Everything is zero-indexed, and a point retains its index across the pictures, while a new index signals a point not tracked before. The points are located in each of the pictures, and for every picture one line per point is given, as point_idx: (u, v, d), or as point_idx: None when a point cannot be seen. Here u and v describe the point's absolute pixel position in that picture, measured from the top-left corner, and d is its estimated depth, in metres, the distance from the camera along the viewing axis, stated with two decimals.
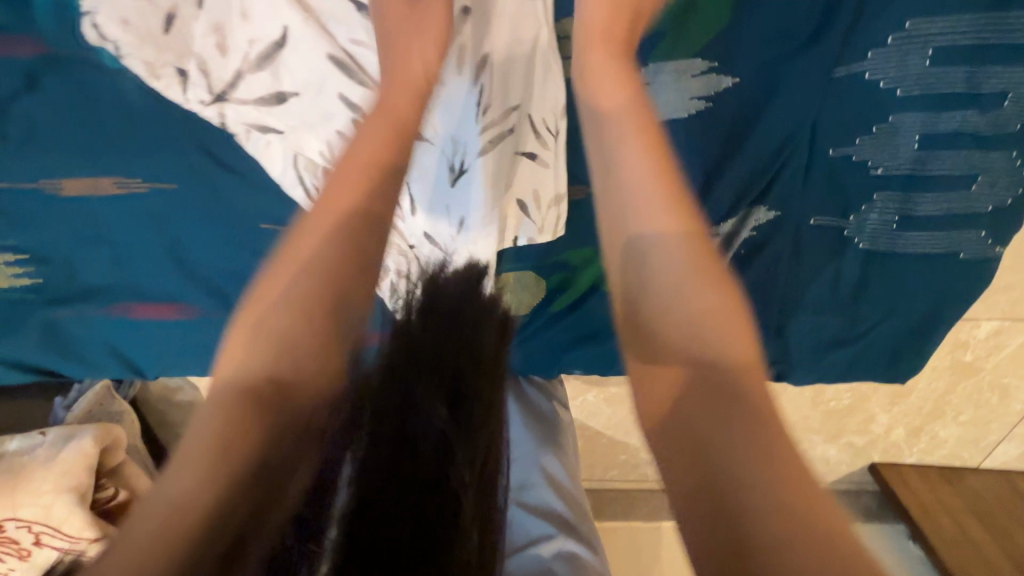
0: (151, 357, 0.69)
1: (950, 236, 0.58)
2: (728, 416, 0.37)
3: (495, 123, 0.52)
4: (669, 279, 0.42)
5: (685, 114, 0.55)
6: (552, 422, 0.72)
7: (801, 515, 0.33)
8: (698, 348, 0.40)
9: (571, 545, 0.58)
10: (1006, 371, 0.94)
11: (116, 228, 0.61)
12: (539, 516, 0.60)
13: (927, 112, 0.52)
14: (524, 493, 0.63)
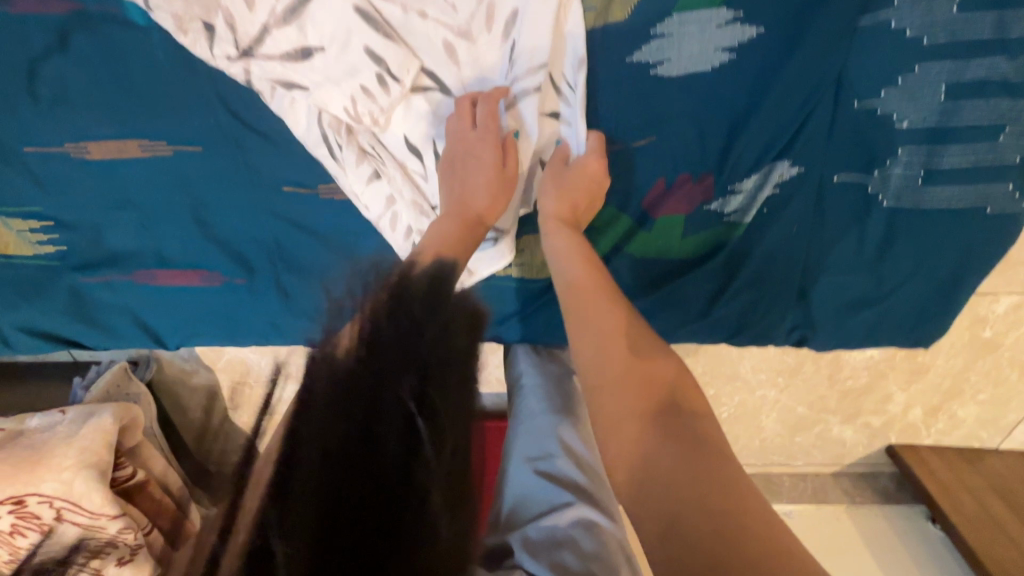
0: (171, 326, 0.69)
1: (976, 189, 0.58)
2: (693, 449, 0.38)
3: (524, 77, 0.53)
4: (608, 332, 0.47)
5: (710, 67, 0.55)
6: (573, 393, 0.68)
7: (740, 515, 0.34)
8: (632, 385, 0.44)
9: (592, 513, 0.53)
10: None
11: (142, 192, 0.62)
12: (555, 484, 0.56)
13: (955, 60, 0.52)
14: (541, 462, 0.59)
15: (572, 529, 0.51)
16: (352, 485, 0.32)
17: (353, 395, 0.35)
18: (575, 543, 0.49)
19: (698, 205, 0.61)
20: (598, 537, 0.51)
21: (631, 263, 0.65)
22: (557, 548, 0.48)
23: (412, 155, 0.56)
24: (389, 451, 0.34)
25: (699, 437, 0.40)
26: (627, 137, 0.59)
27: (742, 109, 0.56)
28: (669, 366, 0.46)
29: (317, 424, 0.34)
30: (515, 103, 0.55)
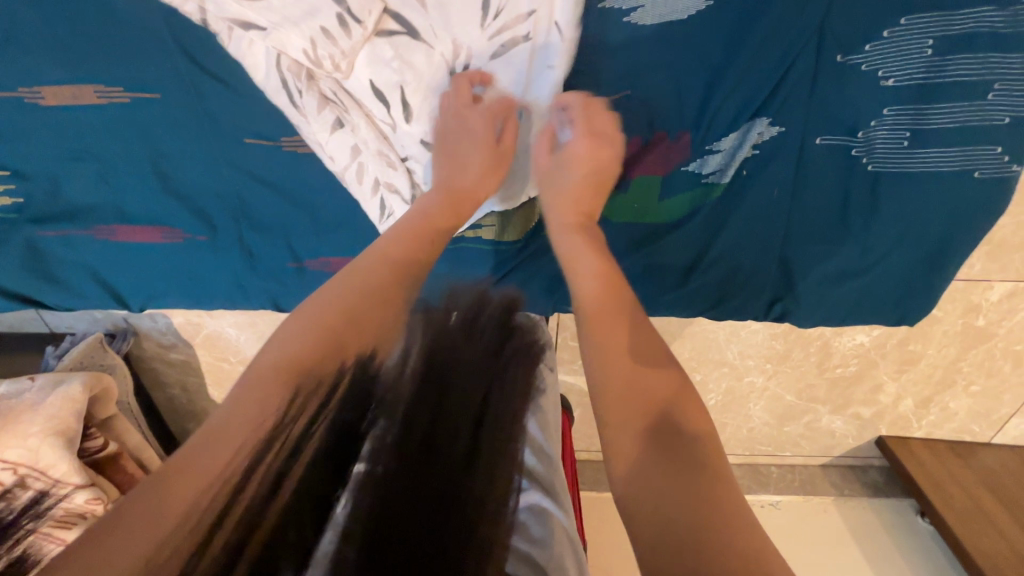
0: (135, 284, 0.68)
1: (965, 153, 0.55)
2: (679, 463, 0.37)
3: (508, 27, 0.51)
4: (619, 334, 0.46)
5: (686, 15, 0.53)
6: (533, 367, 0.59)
7: (739, 539, 0.33)
8: (645, 396, 0.42)
9: (542, 498, 0.48)
10: (1019, 337, 0.90)
11: (99, 141, 0.60)
12: None
13: (940, 10, 0.50)
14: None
15: (524, 512, 0.46)
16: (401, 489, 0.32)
17: (411, 402, 0.37)
18: (525, 529, 0.44)
19: (676, 165, 0.59)
20: (549, 525, 0.46)
21: (606, 227, 0.63)
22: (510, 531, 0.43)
23: (376, 100, 0.53)
24: (428, 459, 0.34)
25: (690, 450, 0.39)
26: (600, 89, 0.57)
27: (719, 61, 0.54)
28: (672, 381, 0.45)
29: (378, 419, 0.37)
30: (502, 52, 0.52)
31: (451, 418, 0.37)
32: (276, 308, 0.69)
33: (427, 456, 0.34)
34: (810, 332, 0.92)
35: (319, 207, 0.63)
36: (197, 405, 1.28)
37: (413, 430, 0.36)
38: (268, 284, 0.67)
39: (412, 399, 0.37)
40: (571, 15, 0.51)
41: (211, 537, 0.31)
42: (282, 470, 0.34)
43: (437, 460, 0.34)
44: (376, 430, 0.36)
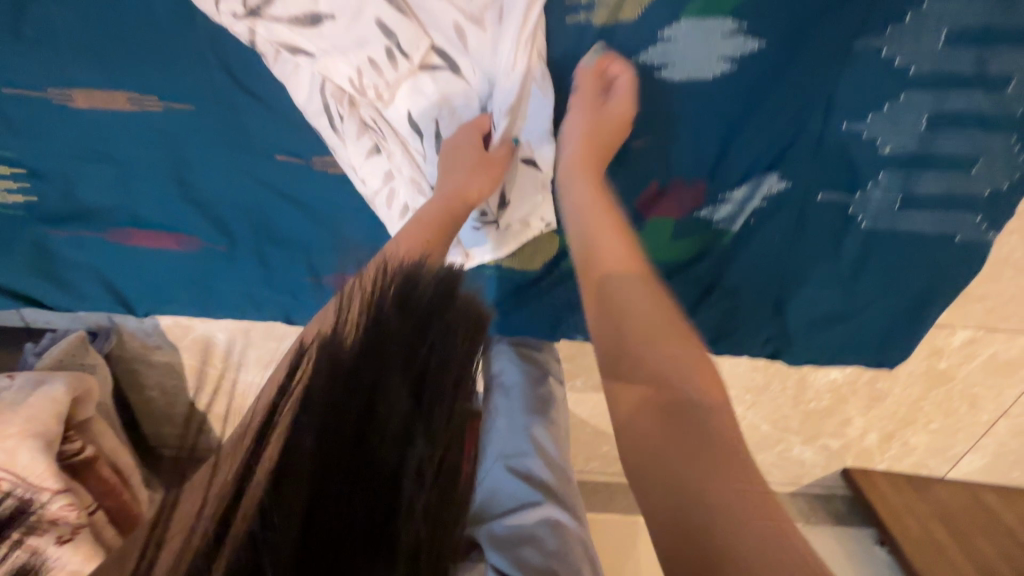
0: (143, 290, 0.66)
1: (948, 218, 0.61)
2: (687, 457, 0.37)
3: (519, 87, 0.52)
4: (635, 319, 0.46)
5: (712, 75, 0.55)
6: (544, 390, 0.69)
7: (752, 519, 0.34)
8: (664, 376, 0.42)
9: (558, 512, 0.55)
10: (975, 381, 0.97)
11: (124, 147, 0.59)
12: (525, 480, 0.57)
13: (936, 92, 0.55)
14: (511, 458, 0.59)
15: (538, 525, 0.52)
16: (344, 467, 0.34)
17: (348, 384, 0.37)
18: (540, 541, 0.51)
19: (688, 210, 0.63)
20: (565, 537, 0.52)
21: None
22: (522, 546, 0.49)
23: (412, 131, 0.55)
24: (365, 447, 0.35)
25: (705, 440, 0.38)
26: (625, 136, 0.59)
27: (736, 118, 0.58)
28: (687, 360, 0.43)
29: (318, 402, 0.36)
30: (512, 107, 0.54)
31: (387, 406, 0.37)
32: (287, 321, 0.67)
33: (366, 445, 0.35)
34: (789, 367, 0.97)
35: (343, 225, 0.62)
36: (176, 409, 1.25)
37: (354, 417, 0.36)
38: (282, 298, 0.65)
39: (343, 402, 0.36)
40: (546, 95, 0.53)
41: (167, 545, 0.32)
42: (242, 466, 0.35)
43: (376, 451, 0.36)
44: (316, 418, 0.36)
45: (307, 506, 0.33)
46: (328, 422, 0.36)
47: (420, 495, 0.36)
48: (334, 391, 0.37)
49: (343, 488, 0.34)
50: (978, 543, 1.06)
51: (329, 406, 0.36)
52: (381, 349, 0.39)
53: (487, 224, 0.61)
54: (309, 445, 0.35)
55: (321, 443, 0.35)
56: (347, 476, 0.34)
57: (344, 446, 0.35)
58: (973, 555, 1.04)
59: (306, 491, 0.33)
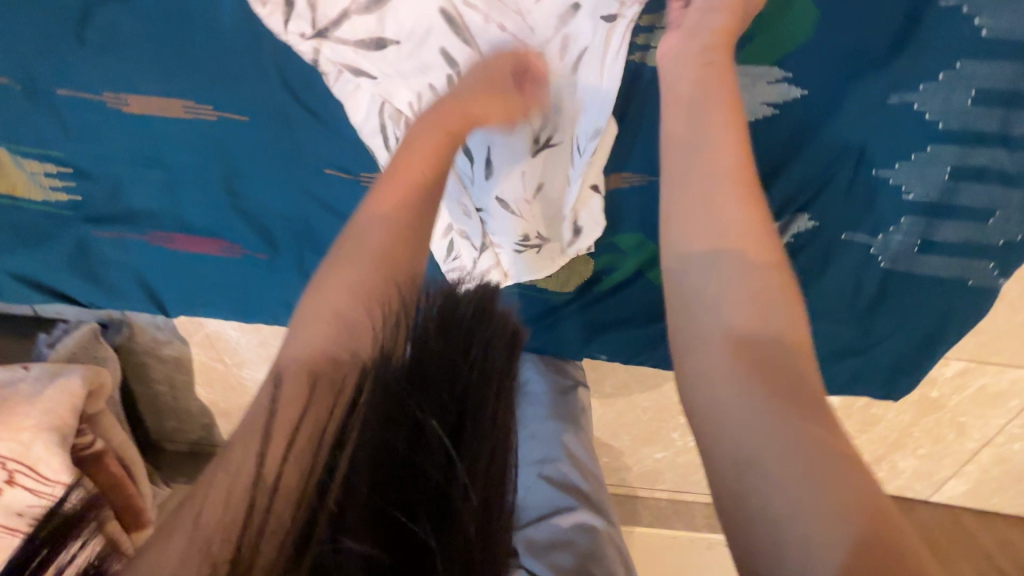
0: (180, 293, 0.67)
1: (962, 263, 0.64)
2: (773, 424, 0.35)
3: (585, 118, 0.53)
4: (724, 276, 0.42)
5: (754, 117, 0.57)
6: (570, 397, 0.76)
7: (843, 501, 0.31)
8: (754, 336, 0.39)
9: (590, 515, 0.63)
10: (965, 411, 1.01)
11: (175, 153, 0.61)
12: (559, 488, 0.65)
13: (962, 146, 0.58)
14: (546, 466, 0.67)
15: (574, 528, 0.61)
16: (397, 477, 0.38)
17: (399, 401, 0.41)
18: (575, 544, 0.59)
19: None
20: (597, 537, 0.61)
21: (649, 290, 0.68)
22: (556, 551, 0.58)
23: (464, 157, 0.59)
24: (416, 456, 0.39)
25: (774, 388, 0.36)
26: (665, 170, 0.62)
27: (775, 162, 0.60)
28: (774, 314, 0.40)
29: (372, 416, 0.40)
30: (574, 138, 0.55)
31: (434, 419, 0.41)
32: None
33: (417, 455, 0.39)
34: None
35: None
36: (182, 403, 1.25)
37: (407, 429, 0.40)
38: None
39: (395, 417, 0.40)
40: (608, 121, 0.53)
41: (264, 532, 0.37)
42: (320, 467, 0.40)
43: (427, 461, 0.39)
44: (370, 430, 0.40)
45: (368, 511, 0.37)
46: (382, 436, 0.39)
47: (473, 500, 0.39)
48: (386, 406, 0.40)
49: (398, 496, 0.38)
50: None
51: (382, 417, 0.40)
52: (426, 366, 0.42)
53: (529, 249, 0.61)
54: (367, 457, 0.39)
55: (377, 456, 0.39)
56: (403, 485, 0.38)
57: (399, 459, 0.39)
58: None
59: (368, 500, 0.37)
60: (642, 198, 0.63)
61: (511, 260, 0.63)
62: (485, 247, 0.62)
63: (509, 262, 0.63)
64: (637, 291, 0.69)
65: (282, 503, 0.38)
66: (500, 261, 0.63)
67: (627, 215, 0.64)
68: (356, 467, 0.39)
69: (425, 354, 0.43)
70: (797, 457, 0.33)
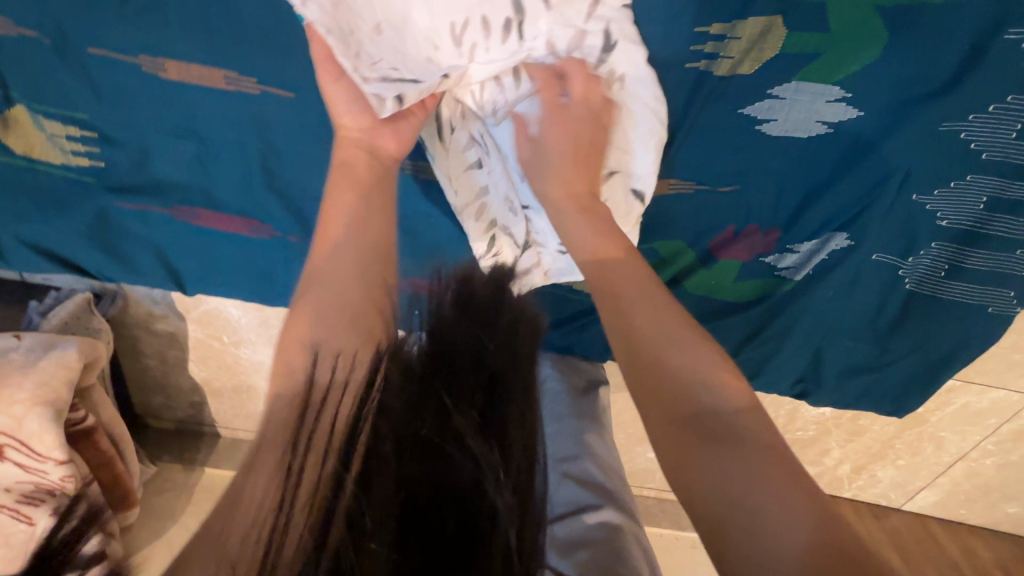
0: (203, 272, 0.65)
1: (985, 290, 0.66)
2: (732, 467, 0.38)
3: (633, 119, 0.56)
4: (658, 328, 0.45)
5: (808, 134, 0.59)
6: (590, 398, 0.77)
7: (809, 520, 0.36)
8: (695, 387, 0.42)
9: (612, 514, 0.61)
10: (945, 426, 1.05)
11: (210, 126, 0.58)
12: (581, 484, 0.64)
13: (1000, 178, 0.60)
14: (567, 464, 0.66)
15: (598, 526, 0.59)
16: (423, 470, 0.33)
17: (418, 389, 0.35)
18: (601, 539, 0.58)
19: (757, 255, 0.66)
20: (621, 536, 0.59)
21: (682, 298, 0.68)
22: (580, 548, 0.55)
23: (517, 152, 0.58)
24: (446, 447, 0.34)
25: (725, 436, 0.39)
26: (714, 180, 0.62)
27: (821, 181, 0.61)
28: (701, 359, 0.43)
29: (389, 405, 0.35)
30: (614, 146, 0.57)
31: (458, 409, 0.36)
32: None
33: (451, 445, 0.34)
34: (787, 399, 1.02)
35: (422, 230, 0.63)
36: (170, 379, 1.21)
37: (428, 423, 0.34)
38: None
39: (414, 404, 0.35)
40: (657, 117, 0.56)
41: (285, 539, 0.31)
42: (334, 461, 0.33)
43: (458, 453, 0.34)
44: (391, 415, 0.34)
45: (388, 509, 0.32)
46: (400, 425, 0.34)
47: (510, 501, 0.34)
48: (408, 395, 0.35)
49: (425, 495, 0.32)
50: None
51: (401, 406, 0.35)
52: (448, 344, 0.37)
53: None
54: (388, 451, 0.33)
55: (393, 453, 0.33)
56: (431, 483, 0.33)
57: (422, 451, 0.34)
58: None
59: (397, 497, 0.32)
60: (688, 206, 0.63)
61: (553, 259, 0.61)
62: (527, 245, 0.60)
63: (553, 262, 0.61)
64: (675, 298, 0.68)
65: (285, 508, 0.32)
66: (542, 261, 0.61)
67: (669, 222, 0.64)
68: (374, 464, 0.33)
69: (445, 331, 0.38)
70: (774, 494, 0.37)
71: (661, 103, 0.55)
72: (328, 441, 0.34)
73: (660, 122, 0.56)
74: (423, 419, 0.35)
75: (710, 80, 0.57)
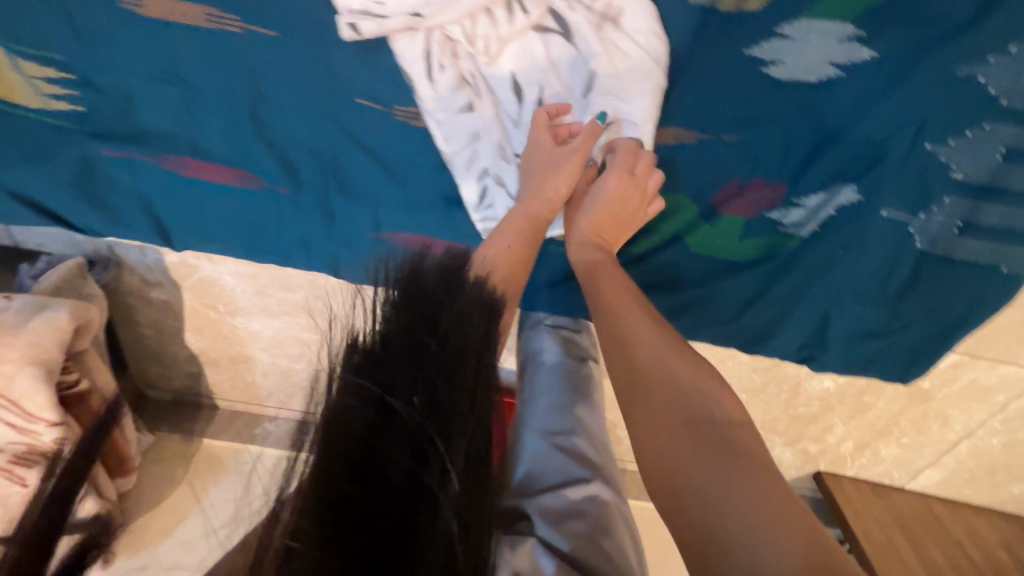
0: (189, 225, 0.62)
1: (999, 248, 0.63)
2: (712, 469, 0.38)
3: (631, 60, 0.55)
4: (650, 337, 0.48)
5: (819, 78, 0.57)
6: (584, 373, 0.74)
7: (784, 520, 0.35)
8: (685, 396, 0.44)
9: (603, 490, 0.59)
10: (951, 403, 1.03)
11: (194, 67, 0.56)
12: (571, 457, 0.61)
13: (1019, 127, 0.57)
14: (560, 437, 0.64)
15: (586, 501, 0.57)
16: (371, 458, 0.36)
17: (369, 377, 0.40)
18: (589, 512, 0.56)
19: (761, 211, 0.63)
20: (609, 512, 0.58)
21: (682, 256, 0.66)
22: (570, 520, 0.54)
23: (512, 94, 0.57)
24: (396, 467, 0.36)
25: (709, 442, 0.40)
26: (717, 129, 0.60)
27: (831, 131, 0.59)
28: (693, 372, 0.46)
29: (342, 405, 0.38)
30: (612, 92, 0.56)
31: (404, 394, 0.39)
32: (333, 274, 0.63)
33: (393, 431, 0.38)
34: (790, 373, 1.00)
35: (415, 182, 0.60)
36: (166, 349, 1.20)
37: (376, 405, 0.39)
38: (337, 250, 0.62)
39: (363, 391, 0.39)
40: (655, 58, 0.55)
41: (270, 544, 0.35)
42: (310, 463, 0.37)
43: (395, 447, 0.37)
44: (336, 425, 0.37)
45: (332, 507, 0.34)
46: (347, 428, 0.37)
47: (453, 488, 0.37)
48: (356, 398, 0.38)
49: (366, 486, 0.35)
50: (931, 549, 1.12)
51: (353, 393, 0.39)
52: (398, 338, 0.41)
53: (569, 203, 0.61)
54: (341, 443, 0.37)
55: (335, 450, 0.36)
56: (372, 477, 0.36)
57: (369, 433, 0.37)
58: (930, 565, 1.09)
59: (345, 495, 0.35)
60: (692, 156, 0.61)
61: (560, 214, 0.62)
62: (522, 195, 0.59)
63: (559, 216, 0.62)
64: (677, 256, 0.66)
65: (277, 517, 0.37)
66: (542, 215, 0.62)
67: (671, 175, 0.62)
68: (321, 488, 0.35)
69: (388, 337, 0.42)
70: (754, 497, 0.37)
71: (662, 43, 0.55)
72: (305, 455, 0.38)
73: (656, 63, 0.55)
74: (371, 411, 0.38)
75: (716, 23, 0.56)
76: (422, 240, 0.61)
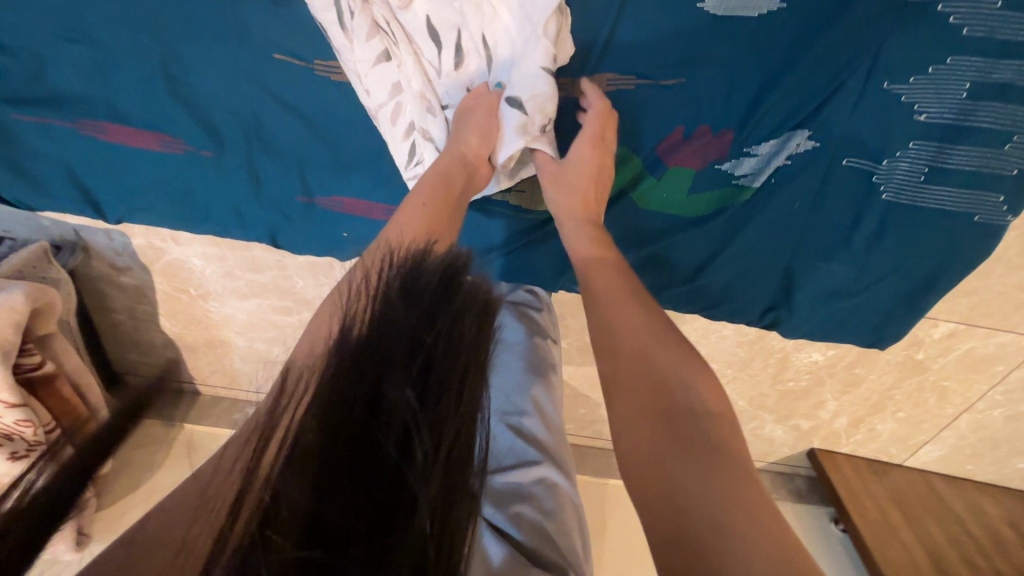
0: (119, 194, 0.61)
1: (972, 195, 0.57)
2: (687, 462, 0.35)
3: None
4: (633, 323, 0.45)
5: (759, 13, 0.54)
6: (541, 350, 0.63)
7: (754, 519, 0.32)
8: (666, 381, 0.40)
9: (554, 473, 0.53)
10: (950, 374, 0.94)
11: (107, 29, 0.55)
12: (524, 440, 0.54)
13: (985, 58, 0.52)
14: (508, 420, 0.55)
15: (533, 485, 0.51)
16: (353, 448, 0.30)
17: (361, 360, 0.32)
18: (537, 501, 0.50)
19: (711, 162, 0.60)
20: (560, 497, 0.51)
21: (632, 211, 0.63)
22: (521, 503, 0.49)
23: (430, 40, 0.54)
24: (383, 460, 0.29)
25: (688, 433, 0.37)
26: (657, 73, 0.57)
27: (776, 71, 0.56)
28: (676, 357, 0.42)
29: (331, 389, 0.32)
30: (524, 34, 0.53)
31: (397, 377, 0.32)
32: (271, 243, 0.64)
33: (379, 420, 0.31)
34: (775, 344, 0.94)
35: (343, 143, 0.59)
36: (143, 335, 1.19)
37: (367, 388, 0.32)
38: (269, 216, 0.61)
39: (352, 375, 0.32)
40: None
41: (225, 537, 0.28)
42: (284, 451, 0.30)
43: (384, 430, 0.30)
44: (319, 414, 0.31)
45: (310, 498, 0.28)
46: (336, 411, 0.31)
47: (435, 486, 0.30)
48: (349, 383, 0.32)
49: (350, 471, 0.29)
50: (930, 529, 1.05)
51: (343, 376, 0.32)
52: (393, 322, 0.34)
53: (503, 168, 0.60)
54: (323, 432, 0.30)
55: (326, 434, 0.30)
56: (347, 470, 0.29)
57: (355, 422, 0.30)
58: (930, 547, 1.02)
59: (315, 488, 0.28)
60: (631, 103, 0.58)
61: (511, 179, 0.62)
62: None
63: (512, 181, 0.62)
64: (626, 211, 0.63)
65: (234, 512, 0.29)
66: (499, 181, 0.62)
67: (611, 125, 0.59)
68: (289, 479, 0.29)
69: (389, 313, 0.34)
70: (726, 493, 0.33)
71: None
72: (280, 441, 0.31)
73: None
74: (360, 399, 0.31)
75: None
76: (355, 202, 0.61)
